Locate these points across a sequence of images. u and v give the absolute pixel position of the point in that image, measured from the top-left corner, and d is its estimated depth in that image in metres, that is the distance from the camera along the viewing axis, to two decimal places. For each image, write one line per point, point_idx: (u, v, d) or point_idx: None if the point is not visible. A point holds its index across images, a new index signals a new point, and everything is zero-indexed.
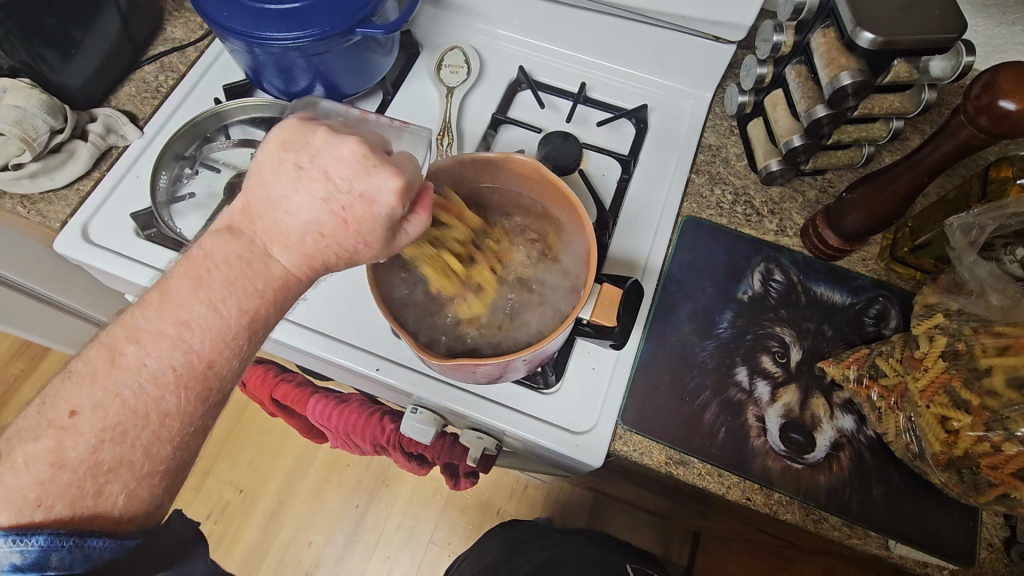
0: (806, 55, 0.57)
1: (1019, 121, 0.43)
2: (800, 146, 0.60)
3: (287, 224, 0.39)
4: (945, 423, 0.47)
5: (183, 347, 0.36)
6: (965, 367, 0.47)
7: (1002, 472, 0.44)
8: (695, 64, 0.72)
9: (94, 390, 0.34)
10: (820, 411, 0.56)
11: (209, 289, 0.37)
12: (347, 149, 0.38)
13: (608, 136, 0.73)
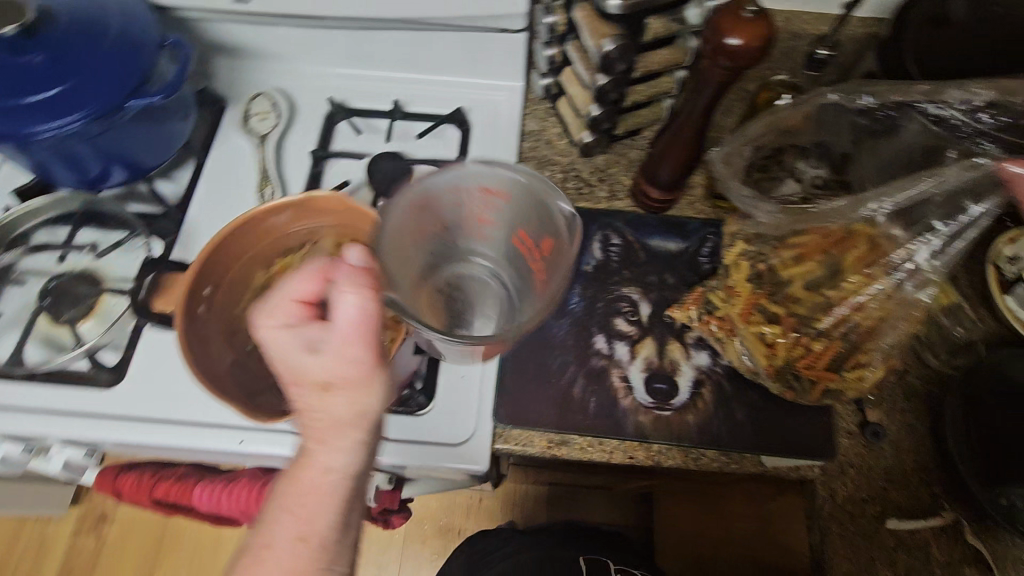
0: (575, 30, 0.59)
1: (749, 53, 0.46)
2: (599, 115, 0.63)
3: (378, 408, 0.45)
4: (766, 338, 0.50)
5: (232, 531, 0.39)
6: (768, 284, 0.51)
7: (819, 369, 0.49)
8: (498, 58, 0.73)
9: None
10: (677, 355, 0.59)
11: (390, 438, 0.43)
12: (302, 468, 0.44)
13: (433, 145, 0.73)
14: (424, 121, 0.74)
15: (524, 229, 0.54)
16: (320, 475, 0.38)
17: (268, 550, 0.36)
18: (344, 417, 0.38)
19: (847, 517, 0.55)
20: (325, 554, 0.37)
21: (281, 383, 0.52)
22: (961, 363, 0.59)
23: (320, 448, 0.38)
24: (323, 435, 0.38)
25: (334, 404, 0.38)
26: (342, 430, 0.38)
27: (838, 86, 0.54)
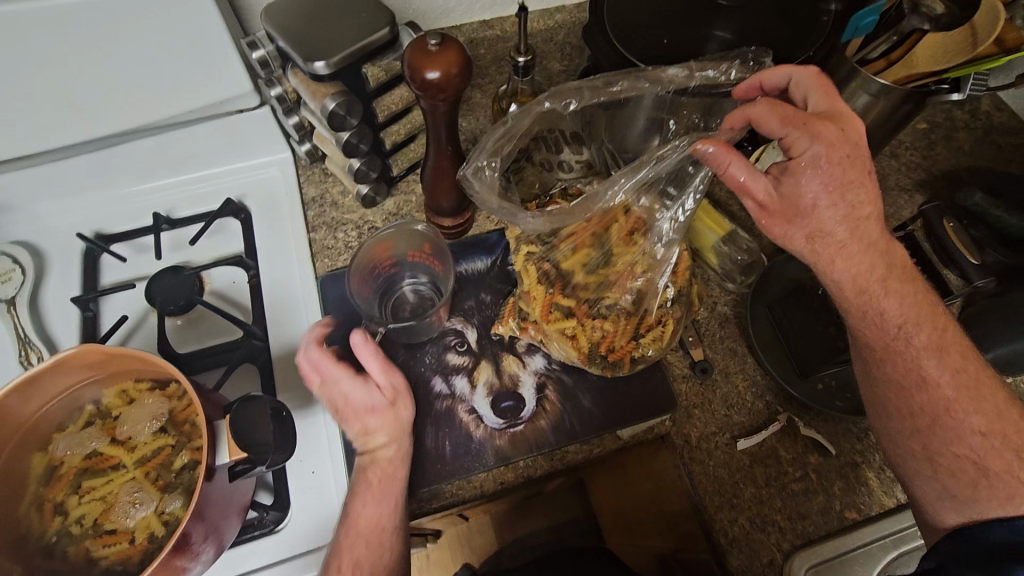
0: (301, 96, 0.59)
1: (450, 81, 0.48)
2: (361, 165, 0.62)
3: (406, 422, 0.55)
4: (567, 332, 0.57)
5: None
6: (549, 284, 0.58)
7: (620, 346, 0.58)
8: (251, 137, 0.70)
9: None
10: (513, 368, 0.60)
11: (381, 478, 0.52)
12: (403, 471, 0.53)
13: (214, 243, 0.68)
14: (195, 222, 0.68)
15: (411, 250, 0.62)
16: (387, 474, 0.52)
17: (353, 573, 0.49)
18: (389, 459, 0.53)
19: (704, 457, 0.59)
20: (382, 558, 0.50)
21: (95, 571, 0.46)
22: (752, 278, 0.66)
23: (375, 470, 0.52)
24: (366, 489, 0.52)
25: (375, 469, 0.52)
26: (395, 473, 0.53)
27: (545, 93, 0.57)
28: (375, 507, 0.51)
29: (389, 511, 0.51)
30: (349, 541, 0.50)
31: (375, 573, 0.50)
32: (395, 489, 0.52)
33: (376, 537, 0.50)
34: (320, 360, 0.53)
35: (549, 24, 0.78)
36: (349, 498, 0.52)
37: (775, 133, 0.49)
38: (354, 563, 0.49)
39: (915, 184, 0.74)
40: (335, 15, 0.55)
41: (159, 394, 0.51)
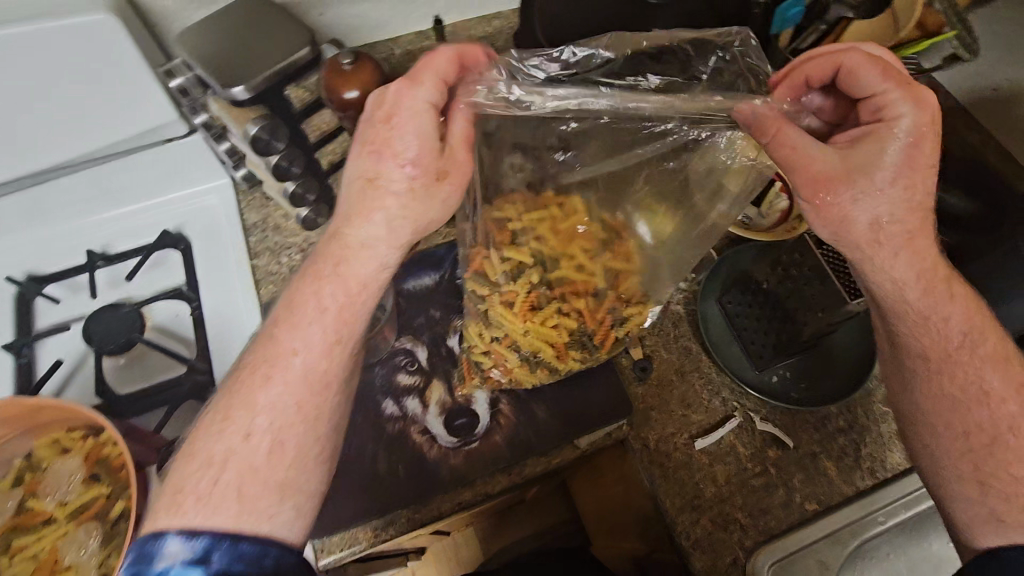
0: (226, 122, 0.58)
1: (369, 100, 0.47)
2: (296, 188, 0.60)
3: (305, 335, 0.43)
4: (548, 335, 0.56)
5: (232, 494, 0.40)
6: (505, 328, 0.55)
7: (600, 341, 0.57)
8: (185, 166, 0.69)
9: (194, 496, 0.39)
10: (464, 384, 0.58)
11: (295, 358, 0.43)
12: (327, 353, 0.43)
13: (153, 277, 0.66)
14: (131, 256, 0.66)
15: None
16: (373, 275, 0.45)
17: (253, 464, 0.41)
18: (377, 264, 0.45)
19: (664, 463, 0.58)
20: (311, 438, 0.43)
21: None
22: (703, 274, 0.66)
23: (351, 259, 0.44)
24: (307, 317, 0.44)
25: (367, 260, 0.44)
26: (361, 301, 0.45)
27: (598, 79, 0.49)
28: (324, 343, 0.43)
29: (340, 357, 0.44)
30: (271, 383, 0.42)
31: (300, 459, 0.42)
32: (351, 332, 0.44)
33: (319, 383, 0.43)
34: (398, 92, 0.43)
35: (488, 32, 0.78)
36: (274, 332, 0.44)
37: (867, 87, 0.45)
38: (274, 433, 0.42)
39: None
40: (253, 39, 0.54)
41: (91, 441, 0.48)
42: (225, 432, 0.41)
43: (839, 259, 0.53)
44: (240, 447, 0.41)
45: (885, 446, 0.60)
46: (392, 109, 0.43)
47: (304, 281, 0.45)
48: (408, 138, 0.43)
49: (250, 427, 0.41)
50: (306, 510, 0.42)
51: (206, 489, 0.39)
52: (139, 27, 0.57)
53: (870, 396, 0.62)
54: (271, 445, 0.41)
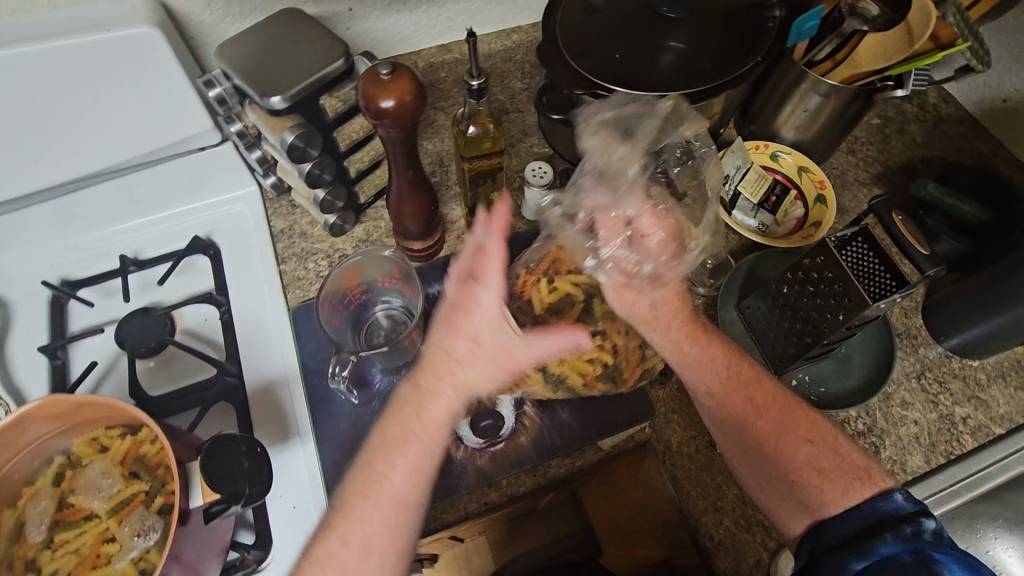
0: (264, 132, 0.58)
1: (405, 109, 0.49)
2: (326, 195, 0.62)
3: (418, 430, 0.44)
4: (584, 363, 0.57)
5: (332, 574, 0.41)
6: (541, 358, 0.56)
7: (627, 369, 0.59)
8: (215, 173, 0.70)
9: None
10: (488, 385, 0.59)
11: (385, 469, 0.43)
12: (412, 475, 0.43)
13: (182, 282, 0.68)
14: (162, 262, 0.68)
15: (355, 275, 0.60)
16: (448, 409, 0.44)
17: (347, 567, 0.41)
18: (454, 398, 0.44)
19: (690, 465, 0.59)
20: (396, 546, 0.43)
21: None
22: (722, 279, 0.67)
23: (428, 401, 0.44)
24: (398, 450, 0.43)
25: (438, 402, 0.44)
26: (434, 437, 0.44)
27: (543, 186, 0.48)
28: (408, 476, 0.43)
29: (422, 483, 0.44)
30: (368, 499, 0.43)
31: (383, 556, 0.42)
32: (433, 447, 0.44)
33: (397, 508, 0.43)
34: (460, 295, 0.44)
35: (508, 45, 0.80)
36: (370, 462, 0.44)
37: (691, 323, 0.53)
38: (364, 536, 0.42)
39: (873, 178, 0.75)
40: (289, 51, 0.56)
41: (129, 439, 0.50)
42: (336, 535, 0.42)
43: (862, 261, 0.52)
44: (339, 553, 0.42)
45: (904, 449, 0.60)
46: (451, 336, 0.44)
47: (391, 413, 0.45)
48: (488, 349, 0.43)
49: (347, 530, 0.42)
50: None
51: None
52: (178, 40, 0.59)
53: (887, 400, 0.63)
54: (365, 551, 0.42)
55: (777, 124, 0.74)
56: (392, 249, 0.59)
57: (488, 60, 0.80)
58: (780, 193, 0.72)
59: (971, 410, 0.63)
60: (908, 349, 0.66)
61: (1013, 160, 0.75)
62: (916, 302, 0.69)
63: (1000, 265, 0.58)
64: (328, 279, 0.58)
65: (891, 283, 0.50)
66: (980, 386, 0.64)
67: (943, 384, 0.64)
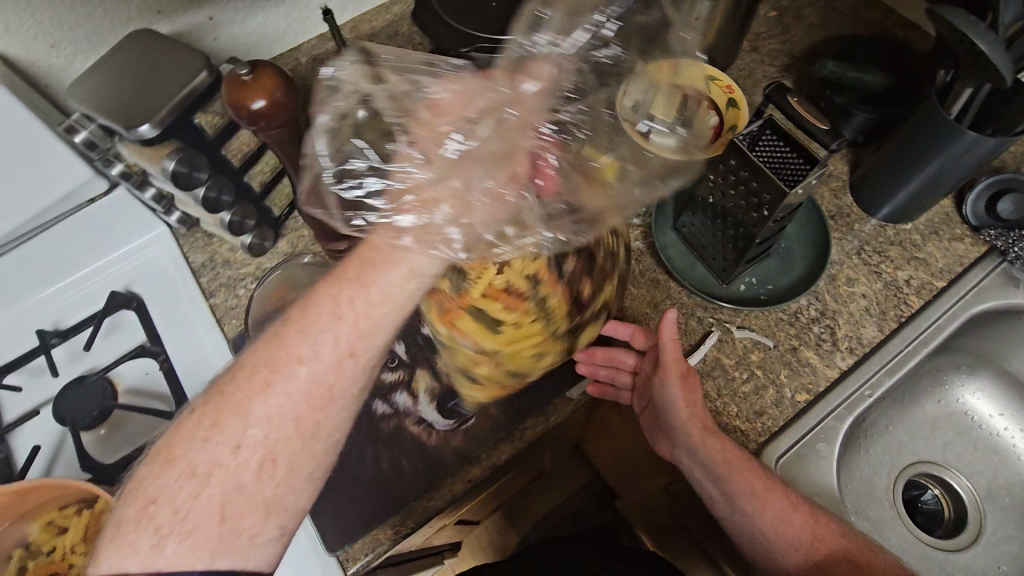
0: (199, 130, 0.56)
1: (277, 104, 0.46)
2: (232, 216, 0.59)
3: (315, 349, 0.40)
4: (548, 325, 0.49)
5: (238, 473, 0.39)
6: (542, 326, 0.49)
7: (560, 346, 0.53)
8: (116, 223, 0.66)
9: (178, 493, 0.38)
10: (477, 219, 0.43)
11: (249, 417, 0.39)
12: (328, 363, 0.40)
13: (113, 342, 0.65)
14: (85, 326, 0.64)
15: (280, 290, 0.59)
16: (331, 366, 0.41)
17: (240, 480, 0.39)
18: (329, 369, 0.41)
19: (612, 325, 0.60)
20: (305, 455, 0.41)
21: None
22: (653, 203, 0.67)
23: (377, 269, 0.42)
24: (321, 324, 0.41)
25: (320, 339, 0.40)
26: (348, 387, 0.42)
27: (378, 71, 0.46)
28: (334, 360, 0.41)
29: (353, 371, 0.41)
30: (269, 391, 0.40)
31: (290, 475, 0.41)
32: (367, 346, 0.41)
33: (306, 434, 0.40)
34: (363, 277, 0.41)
35: (389, 19, 0.77)
36: (280, 337, 0.41)
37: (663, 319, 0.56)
38: (267, 444, 0.40)
39: (780, 71, 0.75)
40: (148, 74, 0.52)
41: (87, 512, 0.48)
42: (210, 441, 0.39)
43: (775, 154, 0.53)
44: (229, 460, 0.39)
45: (858, 323, 0.62)
46: (305, 345, 0.40)
47: (321, 287, 0.42)
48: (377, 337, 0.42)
49: (234, 443, 0.39)
50: (290, 525, 0.42)
51: (185, 503, 0.38)
52: (25, 91, 0.54)
53: (833, 281, 0.64)
54: (263, 461, 0.39)
55: None
56: (309, 256, 0.62)
57: (374, 40, 0.76)
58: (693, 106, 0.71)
59: (913, 271, 0.64)
60: (845, 229, 0.67)
61: (905, 21, 0.76)
62: (842, 180, 0.69)
63: (907, 124, 0.58)
64: (251, 301, 0.59)
65: (804, 165, 0.51)
66: (917, 246, 0.66)
67: (883, 253, 0.65)
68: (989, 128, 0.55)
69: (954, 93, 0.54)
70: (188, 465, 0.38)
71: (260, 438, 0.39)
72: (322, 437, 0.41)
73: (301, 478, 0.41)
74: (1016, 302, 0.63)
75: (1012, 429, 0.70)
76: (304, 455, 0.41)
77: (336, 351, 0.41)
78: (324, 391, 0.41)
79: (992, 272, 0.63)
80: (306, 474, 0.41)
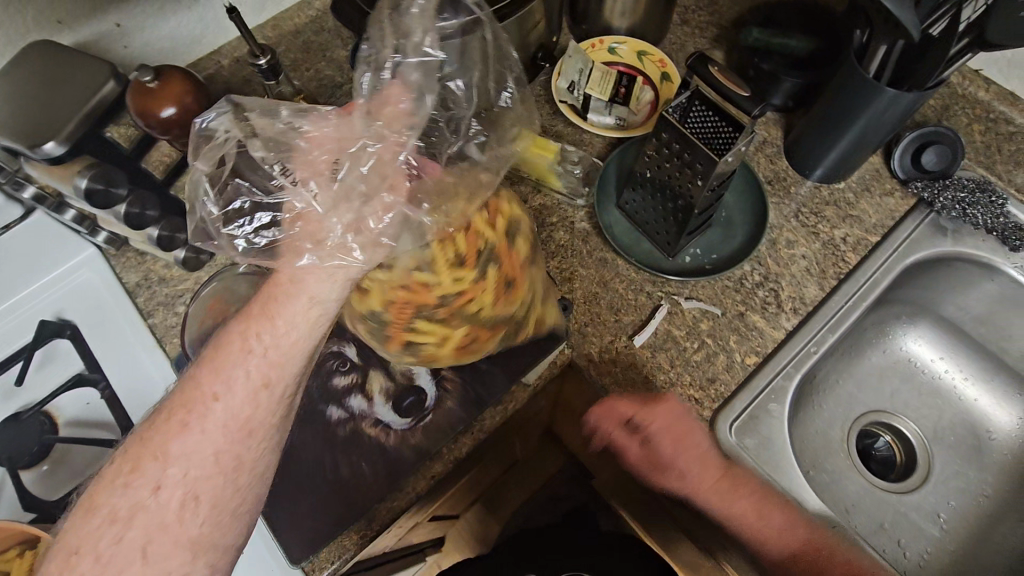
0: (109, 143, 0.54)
1: (187, 110, 0.44)
2: (161, 232, 0.54)
3: (229, 378, 0.39)
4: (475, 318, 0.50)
5: (158, 514, 0.37)
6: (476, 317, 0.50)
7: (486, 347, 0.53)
8: (37, 249, 0.63)
9: (96, 547, 0.36)
10: (377, 232, 0.41)
11: (168, 457, 0.38)
12: (241, 395, 0.39)
13: (47, 374, 0.61)
14: (15, 360, 0.61)
15: (217, 301, 0.57)
16: (245, 396, 0.39)
17: (162, 520, 0.37)
18: (244, 399, 0.39)
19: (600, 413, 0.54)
20: (230, 490, 0.39)
21: None
22: (595, 182, 0.67)
23: (280, 301, 0.40)
24: (233, 359, 0.39)
25: (233, 371, 0.39)
26: (267, 421, 0.40)
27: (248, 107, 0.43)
28: (244, 395, 0.39)
29: (267, 403, 0.39)
30: (189, 430, 0.38)
31: (215, 511, 0.39)
32: (279, 376, 0.39)
33: (229, 470, 0.39)
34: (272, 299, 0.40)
35: (312, 15, 0.74)
36: (197, 374, 0.39)
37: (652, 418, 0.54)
38: (187, 483, 0.38)
39: (710, 42, 0.76)
40: (46, 88, 0.50)
41: (28, 553, 0.46)
42: (132, 485, 0.38)
43: (706, 124, 0.53)
44: (151, 502, 0.37)
45: (800, 283, 0.64)
46: (217, 379, 0.39)
47: (231, 326, 0.40)
48: (295, 357, 0.40)
49: (155, 483, 0.38)
50: (222, 562, 0.40)
51: (109, 548, 0.36)
52: None
53: (774, 244, 0.65)
54: (184, 500, 0.38)
55: (606, 15, 0.72)
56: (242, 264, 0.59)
57: (298, 38, 0.74)
58: (628, 83, 0.71)
59: (848, 229, 0.66)
60: (783, 193, 0.68)
61: None
62: (778, 145, 0.71)
63: (832, 86, 0.60)
64: (188, 317, 0.57)
65: (732, 132, 0.51)
66: (851, 204, 0.67)
67: (819, 214, 0.67)
68: (906, 84, 0.56)
69: (871, 50, 0.55)
70: (109, 510, 0.37)
71: (178, 479, 0.38)
72: (247, 471, 0.40)
73: (228, 515, 0.40)
74: (944, 249, 0.66)
75: (952, 371, 0.74)
76: (228, 497, 0.39)
77: (249, 382, 0.39)
78: (243, 421, 0.39)
79: (921, 224, 0.66)
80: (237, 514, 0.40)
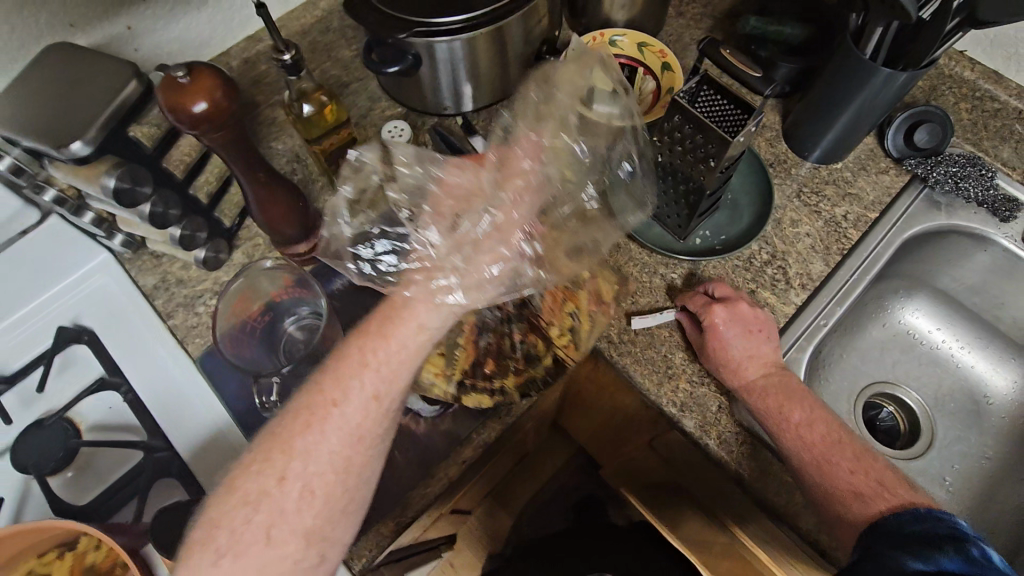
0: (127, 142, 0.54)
1: (218, 105, 0.45)
2: (182, 230, 0.57)
3: (349, 385, 0.43)
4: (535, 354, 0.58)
5: (282, 503, 0.40)
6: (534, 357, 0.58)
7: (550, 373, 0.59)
8: (52, 255, 0.63)
9: (225, 536, 0.39)
10: (483, 278, 0.48)
11: (294, 451, 0.41)
12: (360, 408, 0.42)
13: (67, 380, 0.61)
14: (34, 367, 0.61)
15: (246, 301, 0.58)
16: (363, 405, 0.42)
17: (283, 509, 0.40)
18: (361, 411, 0.42)
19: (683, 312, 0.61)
20: (341, 490, 0.42)
21: None
22: None
23: (394, 323, 0.45)
24: (351, 372, 0.43)
25: (354, 383, 0.43)
26: (378, 429, 0.43)
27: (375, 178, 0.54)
28: (361, 403, 0.42)
29: (378, 414, 0.43)
30: (310, 429, 0.41)
31: (327, 505, 0.41)
32: (391, 390, 0.43)
33: (341, 470, 0.41)
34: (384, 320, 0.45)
35: (317, 15, 0.75)
36: (320, 381, 0.43)
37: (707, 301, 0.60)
38: (304, 477, 0.41)
39: (706, 33, 0.79)
40: (68, 88, 0.52)
41: (70, 553, 0.46)
42: (261, 472, 0.41)
43: (715, 108, 0.55)
44: (275, 491, 0.40)
45: (806, 260, 0.66)
46: (339, 389, 0.42)
47: (349, 343, 0.44)
48: (405, 370, 0.44)
49: (280, 474, 0.40)
50: (330, 556, 0.42)
51: (241, 526, 0.39)
52: None
53: (779, 224, 0.68)
54: (302, 493, 0.40)
55: (606, 9, 0.74)
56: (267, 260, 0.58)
57: (304, 39, 0.74)
58: (630, 75, 0.73)
59: (848, 207, 0.69)
60: (784, 174, 0.71)
61: None
62: (777, 130, 0.73)
63: (829, 69, 0.62)
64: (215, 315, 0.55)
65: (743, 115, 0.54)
66: (849, 182, 0.70)
67: (820, 194, 0.70)
68: (901, 62, 0.59)
69: (867, 33, 0.57)
70: (241, 494, 0.40)
71: (300, 472, 0.41)
72: (355, 474, 0.42)
73: (341, 513, 0.42)
74: (939, 222, 0.69)
75: (949, 341, 0.77)
76: (343, 497, 0.42)
77: (367, 393, 0.43)
78: (358, 429, 0.42)
79: (916, 199, 0.69)
80: (344, 514, 0.42)
